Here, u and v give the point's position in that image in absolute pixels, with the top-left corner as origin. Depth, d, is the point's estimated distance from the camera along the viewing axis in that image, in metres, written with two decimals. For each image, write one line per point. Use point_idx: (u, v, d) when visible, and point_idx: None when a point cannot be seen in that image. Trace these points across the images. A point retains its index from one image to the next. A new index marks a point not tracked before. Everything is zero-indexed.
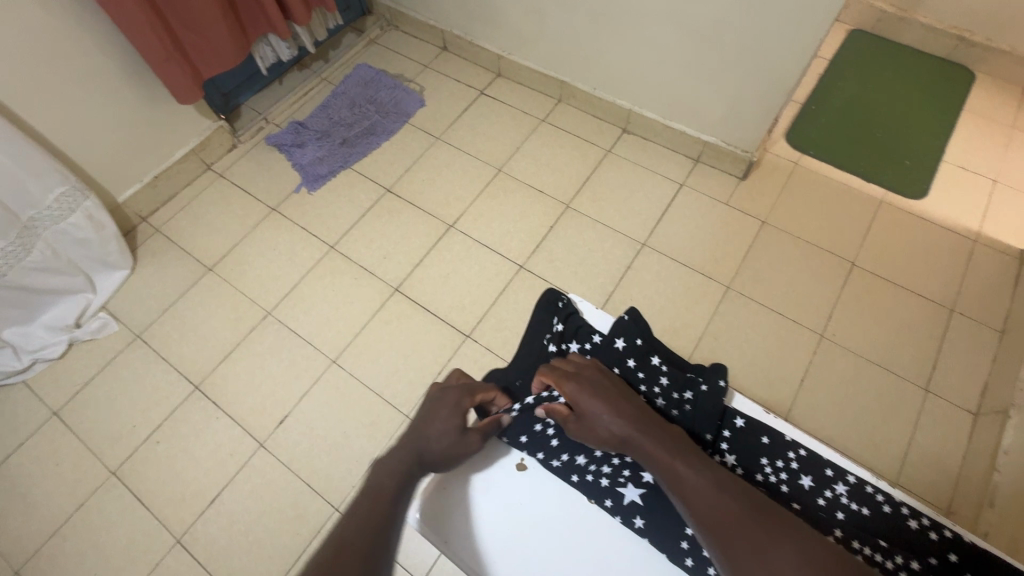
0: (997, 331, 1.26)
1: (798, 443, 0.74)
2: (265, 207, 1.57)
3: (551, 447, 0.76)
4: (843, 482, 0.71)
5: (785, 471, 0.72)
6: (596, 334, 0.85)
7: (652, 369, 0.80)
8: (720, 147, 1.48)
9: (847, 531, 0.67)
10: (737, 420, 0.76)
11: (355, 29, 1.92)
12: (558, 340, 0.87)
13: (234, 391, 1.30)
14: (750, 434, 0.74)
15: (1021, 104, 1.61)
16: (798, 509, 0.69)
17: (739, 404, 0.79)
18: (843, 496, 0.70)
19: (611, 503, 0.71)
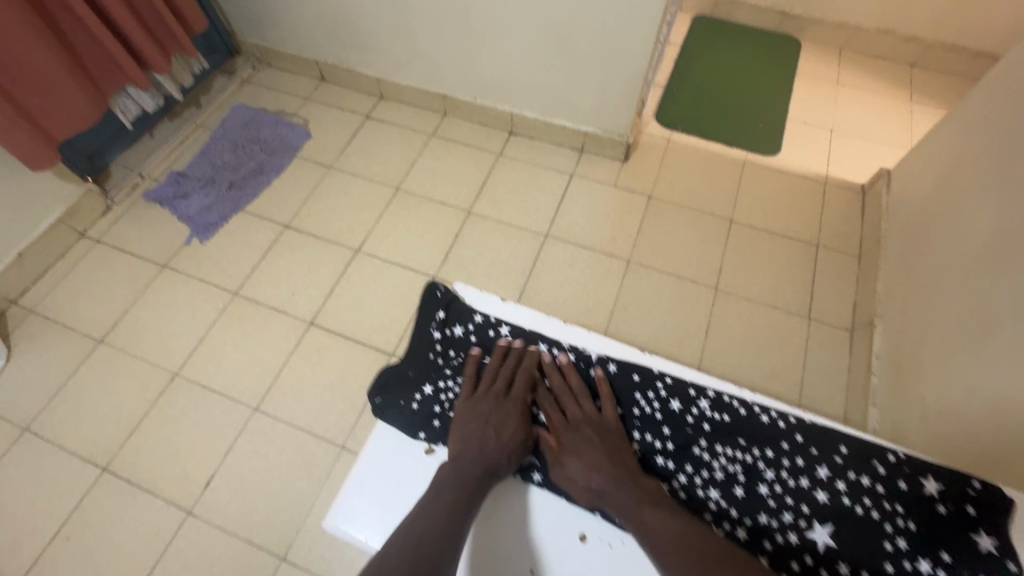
0: (855, 257, 1.45)
1: (664, 372, 0.87)
2: (153, 265, 1.48)
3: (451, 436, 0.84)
4: (704, 396, 0.84)
5: (656, 400, 0.85)
6: (478, 315, 0.95)
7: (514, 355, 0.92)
8: (599, 135, 1.59)
9: (713, 437, 0.82)
10: (609, 365, 0.88)
11: (224, 70, 1.86)
12: (441, 327, 0.96)
13: (148, 464, 1.21)
14: (623, 375, 0.87)
15: (840, 62, 1.86)
16: (669, 431, 0.83)
17: (609, 350, 0.91)
18: (706, 409, 0.83)
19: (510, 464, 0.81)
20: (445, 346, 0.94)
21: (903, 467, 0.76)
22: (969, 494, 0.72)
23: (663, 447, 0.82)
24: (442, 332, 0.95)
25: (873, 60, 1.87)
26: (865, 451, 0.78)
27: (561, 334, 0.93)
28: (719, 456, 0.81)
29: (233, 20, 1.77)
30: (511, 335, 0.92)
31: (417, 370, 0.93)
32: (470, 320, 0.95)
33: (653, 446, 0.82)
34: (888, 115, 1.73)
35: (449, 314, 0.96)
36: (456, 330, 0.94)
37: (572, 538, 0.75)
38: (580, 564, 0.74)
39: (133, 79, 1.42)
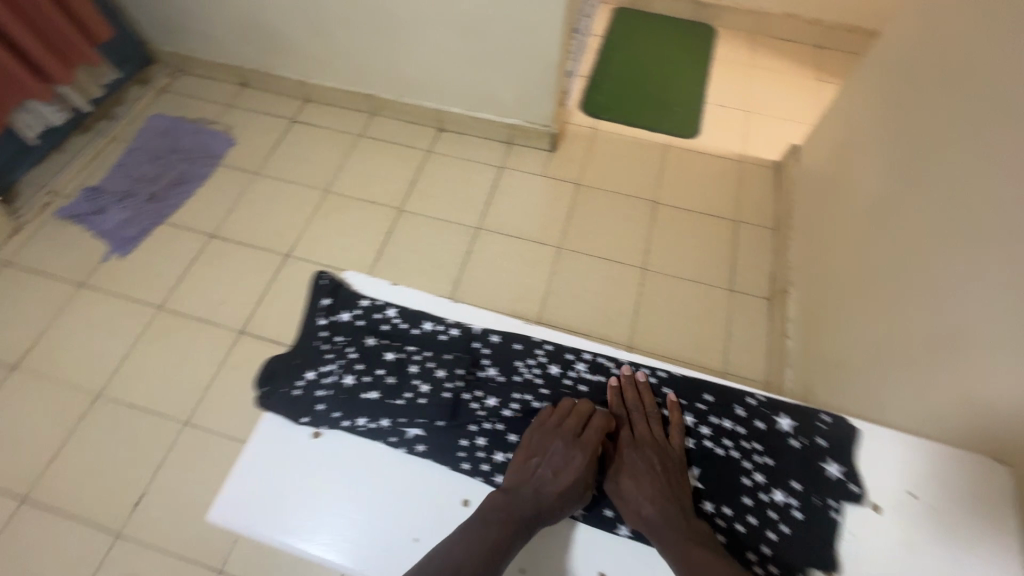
0: (772, 229, 1.53)
1: (543, 339, 0.91)
2: (70, 285, 1.42)
3: (334, 415, 0.81)
4: (579, 361, 0.90)
5: (534, 365, 0.89)
6: (364, 302, 0.94)
7: (403, 333, 0.91)
8: (524, 126, 1.61)
9: (588, 394, 0.88)
10: (492, 337, 0.91)
11: (139, 80, 1.80)
12: (326, 314, 0.95)
13: (71, 490, 1.16)
14: (503, 347, 0.90)
15: (753, 46, 1.95)
16: (543, 392, 0.86)
17: (487, 323, 0.92)
18: (582, 370, 0.90)
19: (394, 438, 0.79)
20: (330, 333, 0.93)
21: (759, 409, 0.88)
22: (816, 429, 0.84)
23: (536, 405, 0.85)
24: (328, 319, 0.95)
25: (784, 43, 1.97)
26: (725, 398, 0.89)
27: (448, 312, 0.93)
28: (596, 410, 0.83)
29: (144, 27, 1.72)
30: (399, 320, 0.92)
31: (304, 359, 0.92)
32: (356, 306, 0.94)
33: (530, 405, 0.84)
34: (799, 94, 1.82)
35: (335, 303, 0.96)
36: (343, 318, 0.94)
37: (454, 501, 0.75)
38: (462, 524, 0.74)
39: (31, 91, 1.36)
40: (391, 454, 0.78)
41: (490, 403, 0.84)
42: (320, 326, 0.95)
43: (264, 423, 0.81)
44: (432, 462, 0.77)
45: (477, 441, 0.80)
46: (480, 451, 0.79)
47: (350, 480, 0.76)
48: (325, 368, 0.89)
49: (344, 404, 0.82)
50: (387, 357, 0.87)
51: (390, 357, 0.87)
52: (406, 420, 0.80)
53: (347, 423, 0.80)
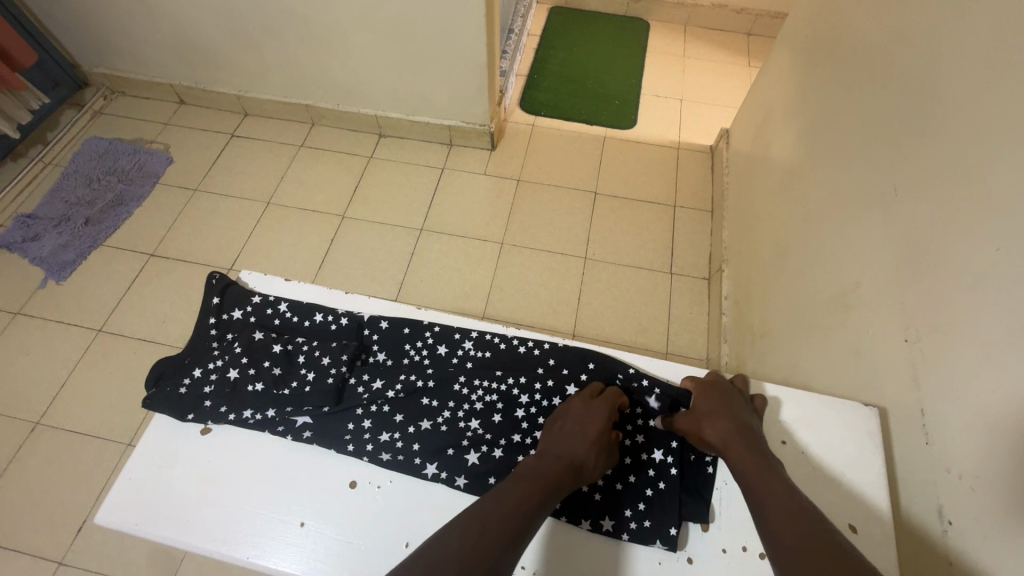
0: (708, 211, 1.57)
1: (433, 321, 0.76)
2: (5, 314, 1.39)
3: (207, 405, 0.66)
4: (469, 339, 0.75)
5: (425, 349, 0.74)
6: (256, 297, 0.77)
7: (287, 324, 0.75)
8: (462, 127, 1.63)
9: (473, 371, 0.72)
10: (381, 322, 0.75)
11: (73, 104, 1.78)
12: (216, 312, 0.76)
13: (10, 521, 1.14)
14: (393, 331, 0.75)
15: (685, 38, 2.01)
16: (431, 372, 0.71)
17: (380, 308, 0.77)
18: (471, 349, 0.74)
19: (281, 428, 0.64)
20: (220, 331, 0.74)
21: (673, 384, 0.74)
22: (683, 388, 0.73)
23: (423, 386, 0.70)
24: (218, 317, 0.75)
25: (714, 33, 2.03)
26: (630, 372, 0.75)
27: (339, 301, 0.78)
28: (479, 388, 0.70)
29: (73, 50, 1.70)
30: (289, 313, 0.76)
31: (194, 358, 0.71)
32: (247, 303, 0.76)
33: (415, 387, 0.70)
34: (730, 82, 1.88)
35: (226, 299, 0.77)
36: (234, 316, 0.76)
37: (338, 483, 0.61)
38: (351, 511, 0.59)
39: None
40: (274, 443, 0.64)
41: (376, 386, 0.70)
42: (209, 328, 0.75)
43: (150, 427, 0.64)
44: (320, 450, 0.63)
45: (363, 424, 0.66)
46: (371, 438, 0.64)
47: (240, 466, 0.62)
48: (211, 365, 0.70)
49: (222, 395, 0.67)
50: (273, 349, 0.71)
51: (277, 349, 0.71)
52: (294, 409, 0.66)
53: (233, 418, 0.65)
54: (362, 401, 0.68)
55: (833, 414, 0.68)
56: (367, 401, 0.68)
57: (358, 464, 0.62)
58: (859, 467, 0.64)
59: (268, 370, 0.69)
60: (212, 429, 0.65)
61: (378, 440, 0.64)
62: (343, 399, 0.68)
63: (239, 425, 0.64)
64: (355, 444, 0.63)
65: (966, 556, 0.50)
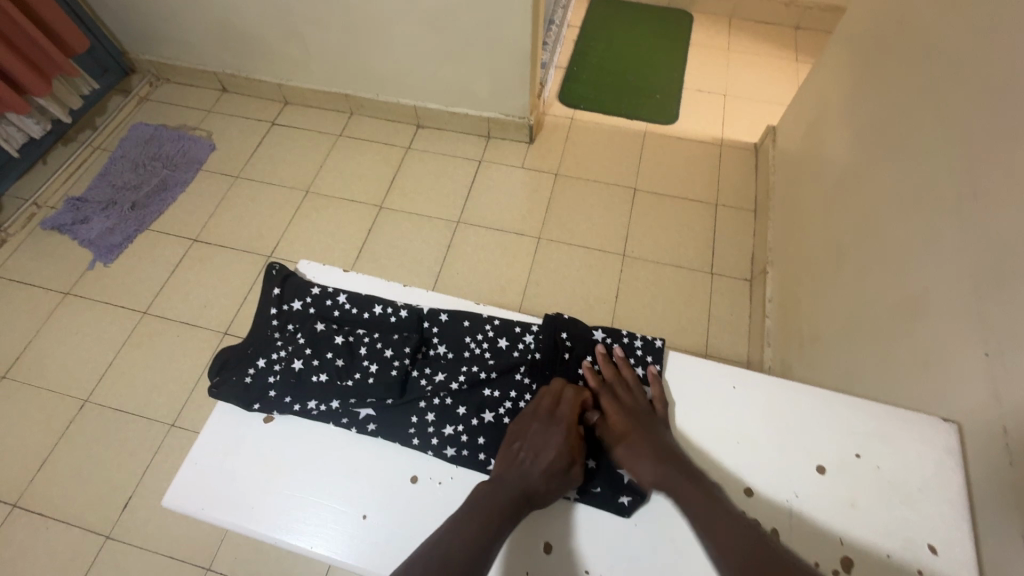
0: (751, 210, 1.52)
1: (492, 314, 0.75)
2: (56, 294, 1.43)
3: (272, 395, 0.66)
4: (530, 333, 0.73)
5: (486, 342, 0.72)
6: (313, 287, 0.77)
7: (346, 315, 0.74)
8: (501, 119, 1.62)
9: (536, 365, 0.69)
10: (440, 315, 0.74)
11: (120, 90, 1.82)
12: (277, 303, 0.76)
13: (61, 494, 1.18)
14: (453, 323, 0.73)
15: (729, 31, 1.95)
16: (493, 363, 0.70)
17: (438, 302, 0.77)
18: (532, 343, 0.72)
19: (345, 420, 0.64)
20: (282, 322, 0.74)
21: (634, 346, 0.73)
22: (644, 355, 0.72)
23: (486, 377, 0.68)
24: (279, 307, 0.75)
25: (761, 26, 1.96)
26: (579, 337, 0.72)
27: (398, 293, 0.77)
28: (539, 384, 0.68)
29: (121, 37, 1.74)
30: (348, 305, 0.75)
31: (258, 348, 0.72)
32: (306, 294, 0.76)
33: (477, 378, 0.68)
34: (777, 77, 1.82)
35: (286, 291, 0.77)
36: (293, 306, 0.75)
37: (399, 478, 0.61)
38: (412, 506, 0.59)
39: (10, 104, 1.38)
40: (340, 434, 0.64)
41: (439, 379, 0.68)
42: (271, 319, 0.75)
43: (215, 413, 0.66)
44: (385, 443, 0.63)
45: (427, 417, 0.65)
46: (434, 432, 0.63)
47: (300, 456, 0.63)
48: (275, 355, 0.70)
49: (287, 385, 0.67)
50: (335, 341, 0.71)
51: (339, 340, 0.71)
52: (358, 401, 0.65)
53: (298, 409, 0.65)
54: (425, 394, 0.67)
55: (900, 427, 0.64)
56: (430, 395, 0.67)
57: (422, 459, 0.62)
58: (936, 485, 0.60)
59: (331, 361, 0.69)
60: (279, 419, 0.66)
61: (443, 433, 0.64)
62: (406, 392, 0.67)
63: (306, 416, 0.65)
64: (419, 437, 0.63)
65: None
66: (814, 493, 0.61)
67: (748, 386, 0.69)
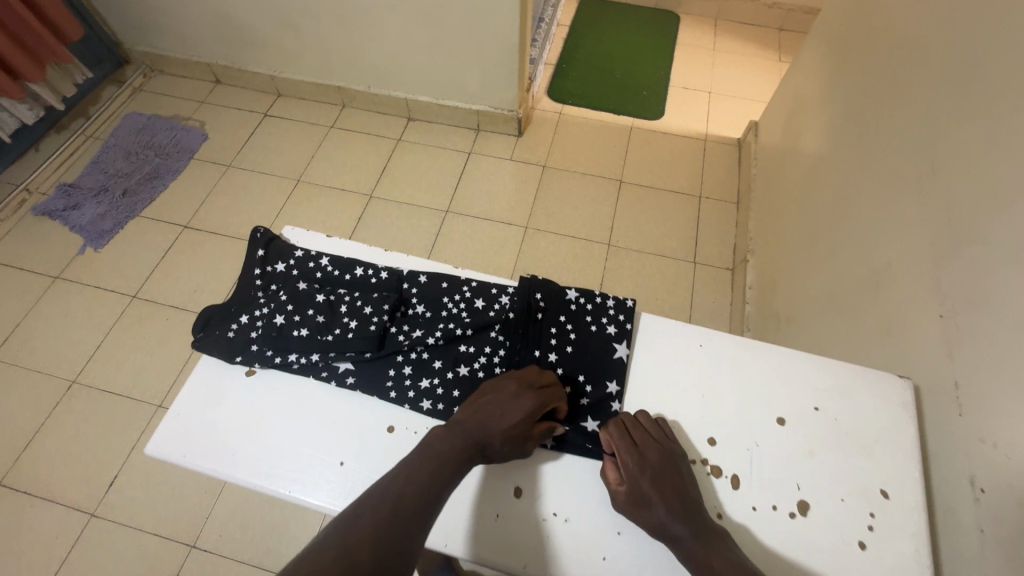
0: (734, 202, 1.56)
1: (471, 277, 0.77)
2: (45, 278, 1.44)
3: (254, 348, 0.68)
4: (506, 294, 0.75)
5: (463, 302, 0.74)
6: (298, 251, 0.79)
7: (328, 276, 0.76)
8: (490, 112, 1.65)
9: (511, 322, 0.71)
10: (419, 277, 0.76)
11: (114, 80, 1.83)
12: (261, 264, 0.77)
13: (46, 473, 1.18)
14: (431, 285, 0.75)
15: (715, 31, 2.00)
16: (469, 321, 0.72)
17: (418, 266, 0.79)
18: (508, 303, 0.74)
19: (325, 373, 0.66)
20: (265, 282, 0.76)
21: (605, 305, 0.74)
22: (616, 314, 0.73)
23: (461, 334, 0.70)
24: (263, 268, 0.77)
25: (745, 27, 2.01)
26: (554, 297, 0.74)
27: (379, 257, 0.79)
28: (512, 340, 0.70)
29: (116, 28, 1.76)
30: (330, 267, 0.77)
31: (242, 305, 0.74)
32: (290, 256, 0.78)
33: (453, 334, 0.70)
34: (760, 75, 1.86)
35: (271, 253, 0.79)
36: (277, 268, 0.77)
37: (376, 427, 0.63)
38: (389, 454, 0.61)
39: (7, 91, 1.41)
40: (318, 386, 0.66)
41: (416, 335, 0.70)
42: (254, 280, 0.76)
43: (198, 366, 0.67)
44: (363, 395, 0.65)
45: (404, 370, 0.67)
46: (411, 384, 0.65)
47: (281, 408, 0.64)
48: (256, 312, 0.72)
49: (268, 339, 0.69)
50: (317, 299, 0.71)
51: (320, 298, 0.71)
52: (336, 354, 0.67)
53: (279, 361, 0.67)
54: (403, 348, 0.69)
55: (859, 382, 0.66)
56: (407, 350, 0.69)
57: (398, 410, 0.64)
58: (893, 436, 0.62)
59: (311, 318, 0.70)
60: (260, 371, 0.67)
61: (419, 386, 0.66)
62: (384, 346, 0.69)
63: (287, 368, 0.66)
64: (396, 389, 0.65)
65: (1000, 521, 0.50)
66: (774, 443, 0.63)
67: (713, 347, 0.71)
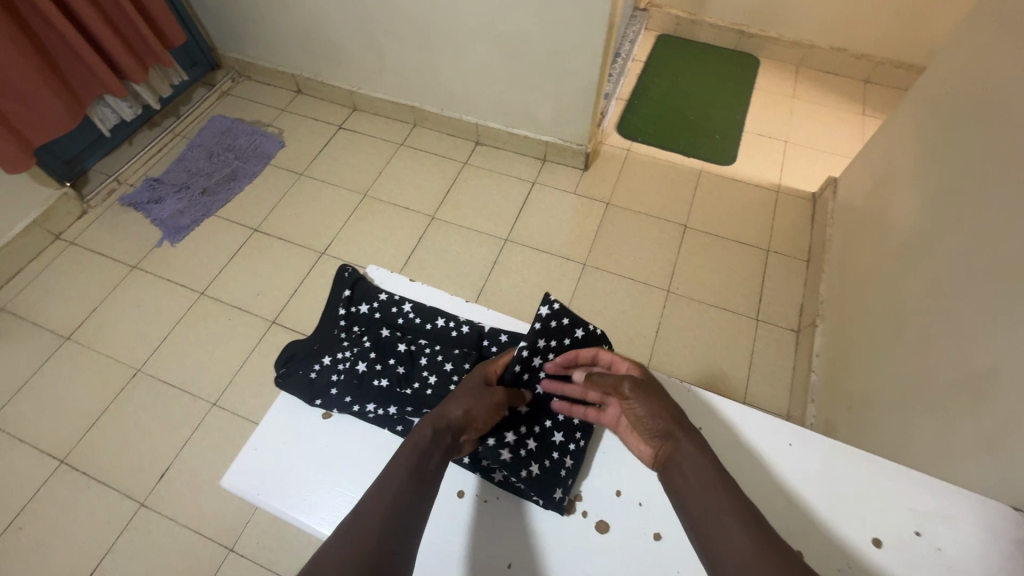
0: (805, 261, 1.49)
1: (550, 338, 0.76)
2: (124, 266, 1.52)
3: (333, 393, 0.71)
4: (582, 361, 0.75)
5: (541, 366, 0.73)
6: (381, 294, 0.83)
7: (409, 325, 0.80)
8: (559, 144, 1.65)
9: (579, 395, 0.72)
10: (501, 335, 0.77)
11: (205, 83, 1.95)
12: (346, 304, 0.84)
13: (105, 457, 1.24)
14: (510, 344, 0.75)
15: (796, 78, 1.94)
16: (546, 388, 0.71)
17: (499, 321, 0.79)
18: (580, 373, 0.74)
19: (401, 427, 0.66)
20: (349, 324, 0.83)
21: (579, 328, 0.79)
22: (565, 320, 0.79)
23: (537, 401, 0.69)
24: (348, 309, 0.84)
25: (829, 77, 1.94)
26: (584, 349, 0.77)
27: (463, 308, 0.81)
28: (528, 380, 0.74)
29: (213, 34, 1.86)
30: (412, 315, 0.81)
31: (324, 345, 0.81)
32: (374, 299, 0.83)
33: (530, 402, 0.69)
34: (842, 129, 1.79)
35: (355, 293, 0.85)
36: (361, 310, 0.83)
37: None
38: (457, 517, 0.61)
39: (111, 88, 1.50)
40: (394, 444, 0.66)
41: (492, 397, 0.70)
42: (338, 321, 0.84)
43: (279, 401, 0.70)
44: None
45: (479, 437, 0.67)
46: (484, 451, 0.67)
47: (359, 449, 0.66)
48: (340, 355, 0.79)
49: (347, 385, 0.72)
50: (398, 348, 0.78)
51: (401, 348, 0.78)
52: (412, 410, 0.69)
53: (356, 409, 0.69)
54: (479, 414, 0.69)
55: (959, 510, 0.63)
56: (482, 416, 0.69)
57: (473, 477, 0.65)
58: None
59: (392, 368, 0.75)
60: (336, 416, 0.69)
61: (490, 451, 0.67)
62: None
63: (363, 418, 0.68)
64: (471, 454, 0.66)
65: None
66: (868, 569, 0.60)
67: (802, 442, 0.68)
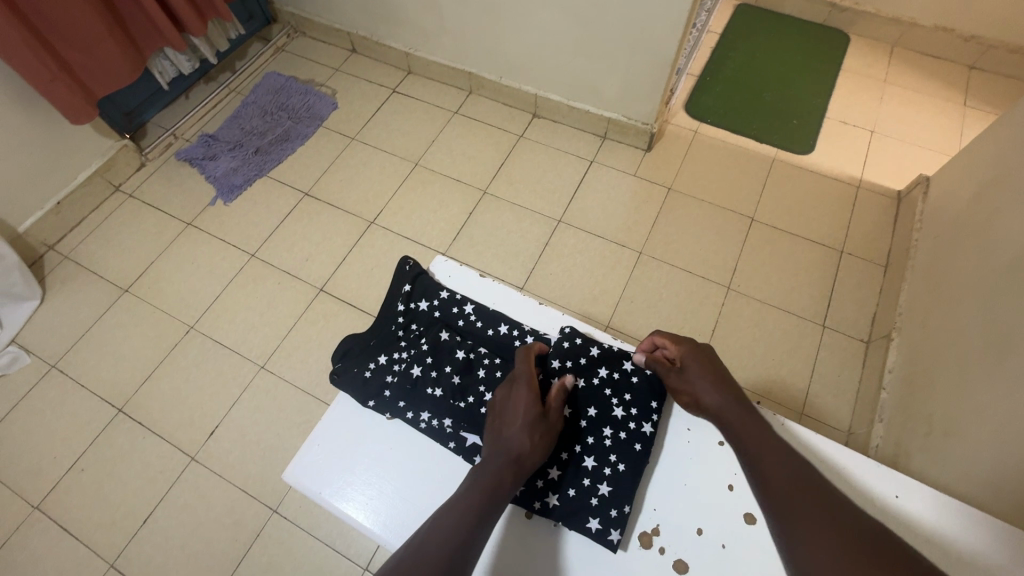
0: (882, 265, 1.38)
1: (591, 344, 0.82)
2: (179, 223, 1.54)
3: (391, 397, 0.79)
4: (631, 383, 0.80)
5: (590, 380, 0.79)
6: (442, 292, 0.91)
7: (468, 329, 0.87)
8: (623, 121, 1.55)
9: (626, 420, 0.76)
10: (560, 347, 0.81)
11: (260, 38, 1.91)
12: (405, 300, 0.93)
13: (159, 410, 1.28)
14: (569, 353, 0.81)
15: (890, 60, 1.76)
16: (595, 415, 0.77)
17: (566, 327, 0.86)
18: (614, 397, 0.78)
19: (454, 444, 0.75)
20: (408, 319, 0.91)
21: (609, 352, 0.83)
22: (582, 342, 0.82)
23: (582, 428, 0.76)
24: (407, 305, 0.92)
25: (928, 60, 1.75)
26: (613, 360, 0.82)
27: (527, 318, 0.88)
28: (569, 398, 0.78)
29: None
30: (473, 317, 0.88)
31: (381, 339, 0.89)
32: (435, 296, 0.91)
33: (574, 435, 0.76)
34: (936, 120, 1.62)
35: (414, 288, 0.93)
36: (421, 305, 0.91)
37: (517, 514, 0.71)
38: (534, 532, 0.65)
39: (171, 42, 1.47)
40: (448, 457, 0.74)
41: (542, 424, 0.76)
42: (397, 314, 0.92)
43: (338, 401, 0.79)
44: None
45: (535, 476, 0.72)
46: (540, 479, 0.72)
47: (409, 468, 0.74)
48: (396, 356, 0.86)
49: (401, 390, 0.80)
50: (456, 354, 0.84)
51: (459, 355, 0.84)
52: (468, 426, 0.76)
53: (410, 415, 0.77)
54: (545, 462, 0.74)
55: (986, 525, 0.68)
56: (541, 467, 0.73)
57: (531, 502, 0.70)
58: None
59: (449, 376, 0.82)
60: (392, 423, 0.77)
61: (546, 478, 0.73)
62: None
63: (418, 428, 0.76)
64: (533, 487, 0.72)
65: None
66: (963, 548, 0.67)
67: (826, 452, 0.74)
